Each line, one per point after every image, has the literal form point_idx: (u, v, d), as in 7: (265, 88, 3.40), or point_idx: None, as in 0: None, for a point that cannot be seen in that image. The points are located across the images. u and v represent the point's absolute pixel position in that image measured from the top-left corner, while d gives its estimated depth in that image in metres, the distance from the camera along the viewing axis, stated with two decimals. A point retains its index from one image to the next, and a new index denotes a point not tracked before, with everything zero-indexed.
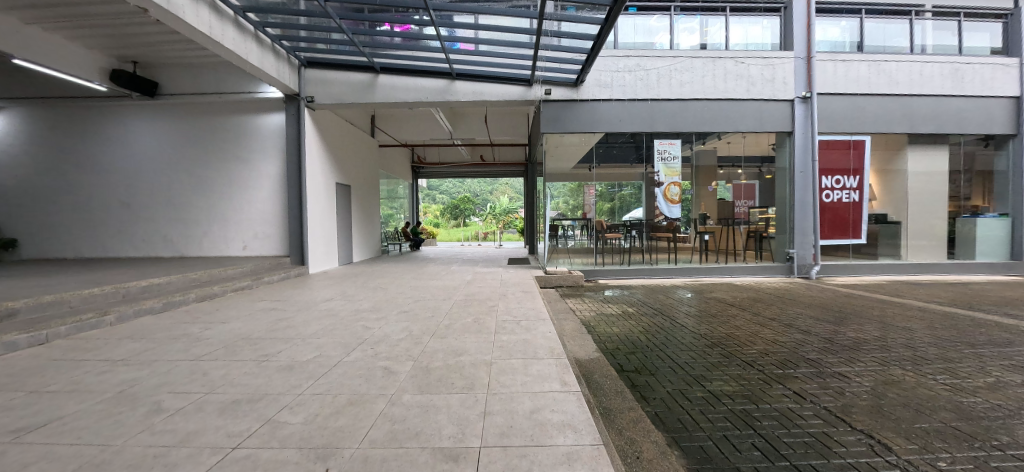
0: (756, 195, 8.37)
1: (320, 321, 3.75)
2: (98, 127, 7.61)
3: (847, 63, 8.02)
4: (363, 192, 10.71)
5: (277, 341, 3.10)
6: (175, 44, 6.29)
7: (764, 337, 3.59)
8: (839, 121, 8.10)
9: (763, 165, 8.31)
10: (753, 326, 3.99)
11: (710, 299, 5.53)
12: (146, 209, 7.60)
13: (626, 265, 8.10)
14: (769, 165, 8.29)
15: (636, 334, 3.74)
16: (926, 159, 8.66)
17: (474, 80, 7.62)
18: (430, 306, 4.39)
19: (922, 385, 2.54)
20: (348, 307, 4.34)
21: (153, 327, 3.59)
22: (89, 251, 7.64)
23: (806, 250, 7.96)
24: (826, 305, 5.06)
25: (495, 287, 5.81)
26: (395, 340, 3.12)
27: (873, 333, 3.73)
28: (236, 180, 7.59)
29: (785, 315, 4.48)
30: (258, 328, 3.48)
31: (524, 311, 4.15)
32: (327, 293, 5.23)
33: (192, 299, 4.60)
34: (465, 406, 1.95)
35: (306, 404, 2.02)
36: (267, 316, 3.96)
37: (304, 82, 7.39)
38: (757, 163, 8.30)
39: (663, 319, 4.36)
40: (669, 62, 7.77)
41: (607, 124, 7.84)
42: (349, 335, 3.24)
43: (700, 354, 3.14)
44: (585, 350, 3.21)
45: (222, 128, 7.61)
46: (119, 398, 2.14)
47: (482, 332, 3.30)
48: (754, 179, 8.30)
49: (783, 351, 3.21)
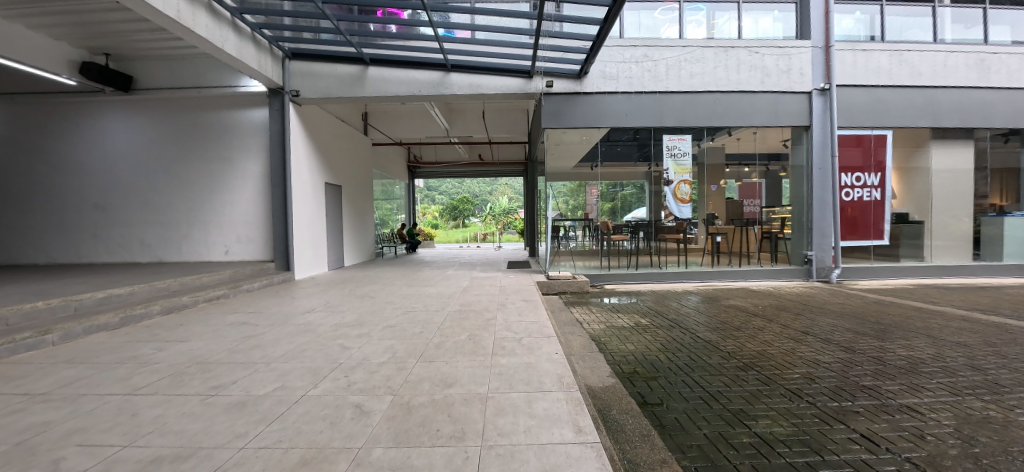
0: (762, 194, 7.97)
1: (293, 339, 3.25)
2: (70, 123, 7.13)
3: (867, 53, 7.56)
4: (355, 193, 10.21)
5: (235, 368, 2.60)
6: (148, 33, 5.81)
7: (803, 357, 3.11)
8: (859, 115, 7.62)
9: (771, 164, 7.84)
10: (784, 341, 3.52)
11: (727, 307, 5.06)
12: (122, 211, 7.13)
13: (633, 268, 7.65)
14: (778, 163, 7.83)
15: (654, 353, 3.25)
16: (951, 155, 8.17)
17: (471, 72, 7.14)
18: (420, 319, 3.92)
19: (1015, 425, 2.07)
20: (328, 321, 3.84)
21: (101, 348, 3.07)
22: (61, 256, 7.16)
23: (825, 252, 7.48)
24: (859, 314, 4.58)
25: (493, 295, 5.34)
26: (374, 365, 2.63)
27: (927, 352, 3.25)
28: (217, 181, 7.12)
29: (817, 327, 4.00)
30: (220, 350, 2.98)
31: (525, 325, 3.66)
32: (309, 303, 4.74)
33: (155, 312, 4.09)
34: (452, 469, 1.46)
35: (245, 466, 1.52)
36: (234, 333, 3.45)
37: (289, 75, 6.92)
38: (763, 162, 7.85)
39: (681, 333, 3.89)
40: (679, 52, 7.30)
41: (613, 119, 7.35)
42: (322, 359, 2.75)
43: (732, 379, 2.68)
44: (598, 375, 2.73)
45: (203, 124, 7.12)
46: (11, 454, 1.63)
47: (477, 353, 2.82)
48: (761, 178, 7.90)
49: (828, 375, 2.75)
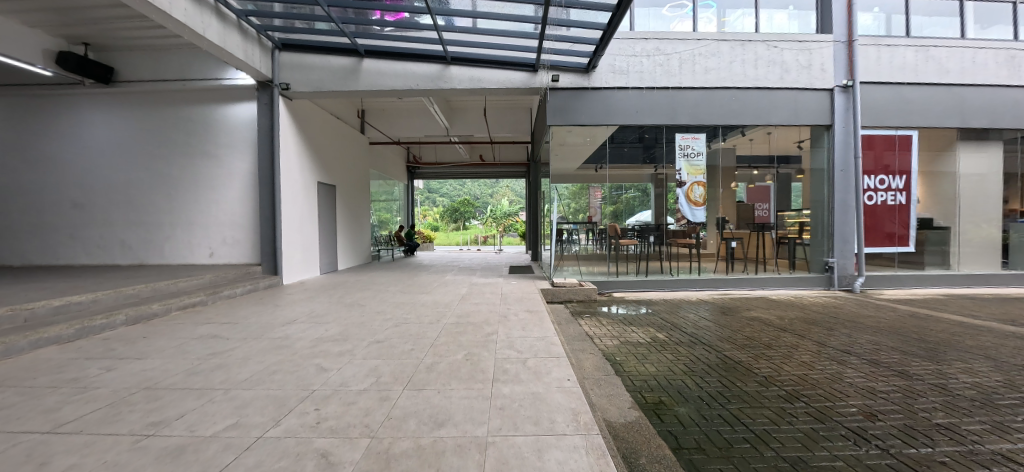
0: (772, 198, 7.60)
1: (264, 357, 2.83)
2: (50, 119, 6.78)
3: (892, 49, 7.16)
4: (351, 193, 9.82)
5: (185, 397, 2.18)
6: (128, 20, 5.46)
7: (853, 384, 2.67)
8: (883, 114, 7.20)
9: (778, 166, 7.49)
10: (826, 364, 3.07)
11: (750, 320, 4.64)
12: (102, 211, 6.76)
13: (643, 275, 7.19)
14: (784, 166, 7.46)
15: (679, 377, 2.81)
16: (977, 158, 7.74)
17: (472, 65, 6.77)
18: (411, 333, 3.49)
19: None
20: (308, 335, 3.41)
21: (42, 366, 2.66)
22: (37, 259, 6.79)
23: (848, 259, 7.04)
24: (899, 331, 4.10)
25: (494, 304, 4.91)
26: (351, 394, 2.19)
27: (996, 378, 2.79)
28: (202, 179, 6.74)
29: (856, 345, 3.55)
30: (176, 371, 2.57)
31: (530, 343, 3.23)
32: (292, 313, 4.31)
33: (119, 323, 3.69)
34: None
35: None
36: (199, 349, 3.04)
37: (278, 67, 6.53)
38: (766, 162, 7.61)
39: (705, 351, 3.45)
40: (693, 46, 6.90)
41: (623, 116, 6.93)
42: (291, 386, 2.32)
43: (777, 414, 2.25)
44: (617, 406, 2.29)
45: (188, 120, 6.75)
46: None
47: (475, 380, 2.39)
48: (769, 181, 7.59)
49: (888, 409, 2.31)
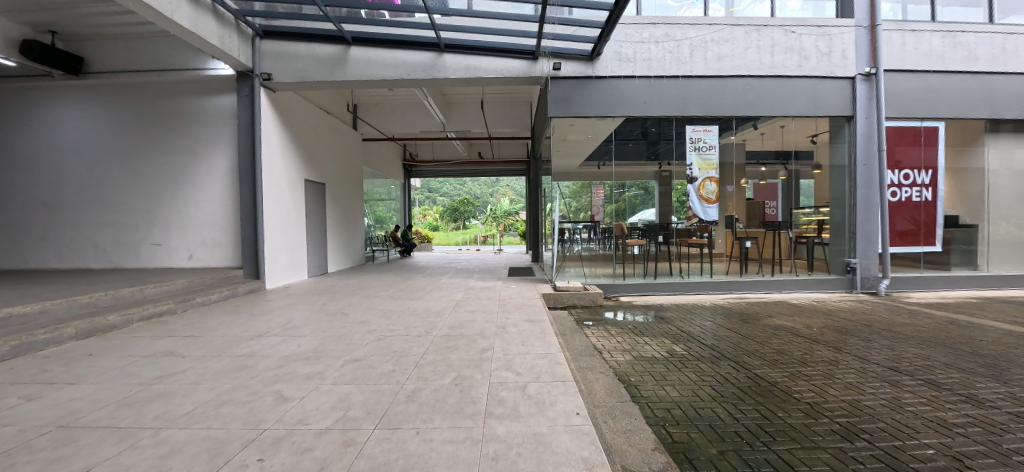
0: (778, 197, 7.20)
1: (217, 382, 2.40)
2: (20, 114, 6.41)
3: (917, 34, 6.70)
4: (342, 192, 9.38)
5: (103, 440, 1.76)
6: (93, 4, 5.04)
7: (920, 416, 2.19)
8: (907, 104, 6.73)
9: (782, 162, 7.07)
10: (879, 387, 2.61)
11: (774, 329, 4.20)
12: (73, 211, 6.36)
13: (651, 277, 6.75)
14: (792, 163, 7.04)
15: (709, 405, 2.36)
16: (1007, 151, 7.26)
17: (467, 53, 6.33)
18: (395, 349, 3.07)
19: None
20: (277, 352, 2.99)
21: None
22: (5, 263, 6.41)
23: (871, 260, 6.61)
24: (946, 342, 3.65)
25: (491, 312, 4.49)
26: (309, 436, 1.76)
27: None
28: (180, 176, 6.33)
29: (907, 362, 3.09)
30: (107, 402, 2.14)
31: (531, 362, 2.79)
32: (266, 324, 3.89)
33: (66, 338, 3.28)
34: None
35: None
36: (145, 371, 2.62)
37: (259, 56, 6.11)
38: (773, 159, 7.14)
39: (731, 369, 3.01)
40: (705, 31, 6.45)
41: (629, 107, 6.48)
42: (237, 424, 1.89)
43: (838, 460, 1.77)
44: (638, 448, 1.84)
45: (165, 113, 6.35)
46: None
47: (463, 415, 1.95)
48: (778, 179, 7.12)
49: (974, 452, 1.84)
